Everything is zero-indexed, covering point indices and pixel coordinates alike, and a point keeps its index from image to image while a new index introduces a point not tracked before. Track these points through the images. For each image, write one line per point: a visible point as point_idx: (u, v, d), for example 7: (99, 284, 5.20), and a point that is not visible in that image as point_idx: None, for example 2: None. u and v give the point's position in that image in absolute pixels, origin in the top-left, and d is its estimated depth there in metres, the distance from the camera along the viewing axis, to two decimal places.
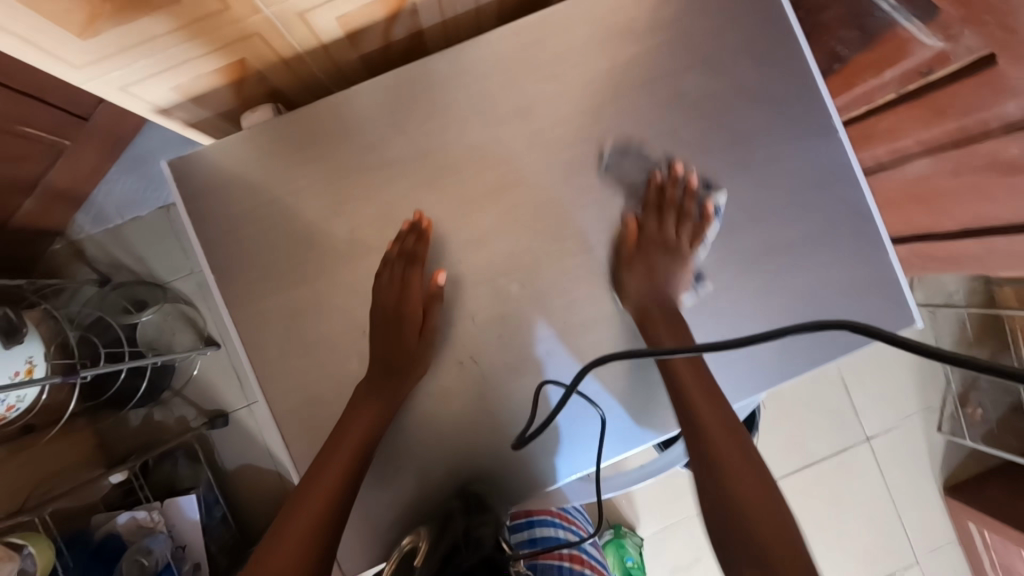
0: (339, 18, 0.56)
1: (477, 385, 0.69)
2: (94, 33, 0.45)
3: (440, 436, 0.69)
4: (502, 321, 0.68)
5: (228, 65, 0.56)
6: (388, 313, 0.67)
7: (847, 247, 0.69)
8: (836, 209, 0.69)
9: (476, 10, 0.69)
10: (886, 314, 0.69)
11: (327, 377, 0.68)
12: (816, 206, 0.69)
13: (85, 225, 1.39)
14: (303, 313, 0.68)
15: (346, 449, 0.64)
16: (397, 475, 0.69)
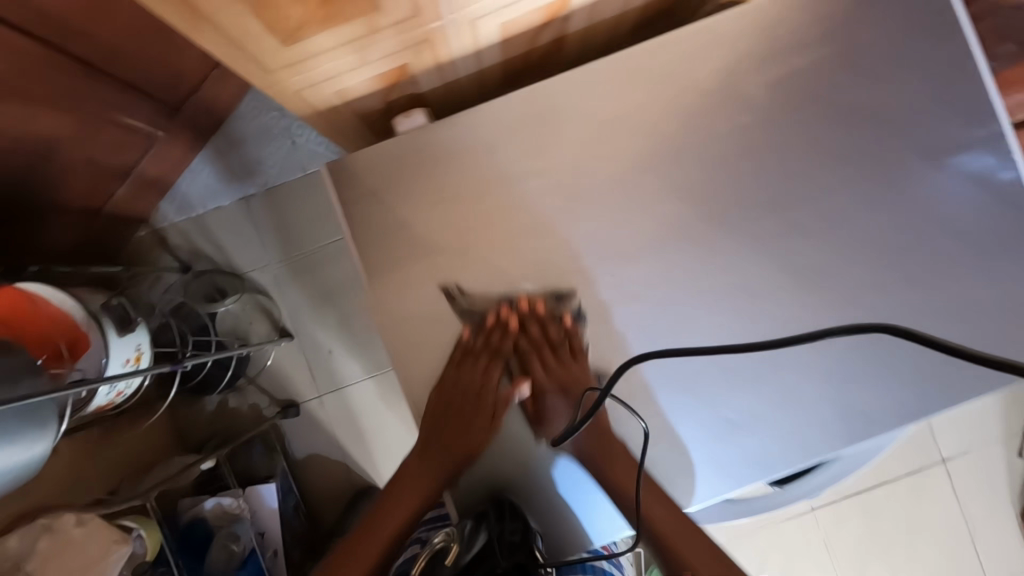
0: (503, 24, 0.56)
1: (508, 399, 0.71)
2: (296, 40, 0.45)
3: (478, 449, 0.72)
4: (632, 336, 0.69)
5: (392, 70, 0.56)
6: (466, 409, 0.69)
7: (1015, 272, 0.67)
8: (1004, 231, 0.67)
9: (617, 18, 0.67)
10: None
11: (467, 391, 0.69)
12: (984, 227, 0.68)
13: (169, 214, 1.43)
14: (431, 316, 0.69)
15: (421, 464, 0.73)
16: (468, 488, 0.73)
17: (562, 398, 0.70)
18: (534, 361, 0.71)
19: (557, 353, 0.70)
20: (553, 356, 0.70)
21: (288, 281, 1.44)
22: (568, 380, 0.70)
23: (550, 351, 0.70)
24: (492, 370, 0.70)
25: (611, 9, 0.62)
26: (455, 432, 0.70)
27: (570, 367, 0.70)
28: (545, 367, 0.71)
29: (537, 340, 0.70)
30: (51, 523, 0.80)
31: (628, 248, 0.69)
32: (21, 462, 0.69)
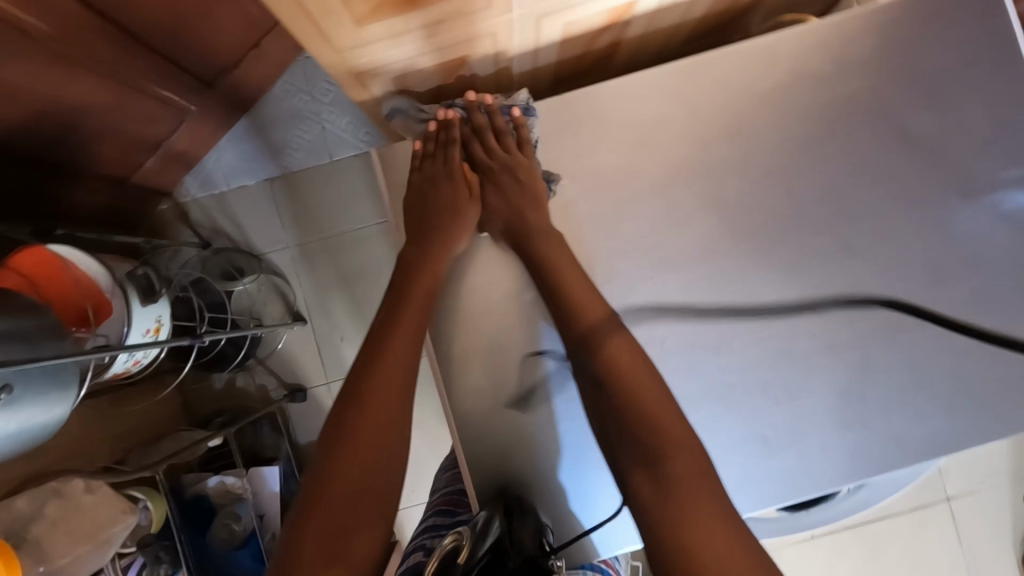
0: (566, 24, 0.56)
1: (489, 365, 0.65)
2: (368, 22, 0.45)
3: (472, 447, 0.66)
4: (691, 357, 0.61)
5: (451, 60, 0.56)
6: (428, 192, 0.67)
7: None
8: None
9: (674, 27, 0.67)
10: None
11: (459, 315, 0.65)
12: None
13: (193, 188, 1.43)
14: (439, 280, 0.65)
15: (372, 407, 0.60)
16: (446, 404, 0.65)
17: (512, 179, 0.67)
18: (474, 147, 0.69)
19: (499, 140, 0.68)
20: (498, 146, 0.68)
21: (305, 265, 1.44)
22: (520, 167, 0.66)
23: (493, 136, 0.68)
24: (448, 161, 0.68)
25: (670, 17, 0.62)
26: (414, 213, 0.67)
27: (520, 157, 0.66)
28: (489, 154, 0.68)
29: (481, 132, 0.68)
30: (59, 487, 0.79)
31: (686, 258, 0.61)
32: (40, 421, 0.68)
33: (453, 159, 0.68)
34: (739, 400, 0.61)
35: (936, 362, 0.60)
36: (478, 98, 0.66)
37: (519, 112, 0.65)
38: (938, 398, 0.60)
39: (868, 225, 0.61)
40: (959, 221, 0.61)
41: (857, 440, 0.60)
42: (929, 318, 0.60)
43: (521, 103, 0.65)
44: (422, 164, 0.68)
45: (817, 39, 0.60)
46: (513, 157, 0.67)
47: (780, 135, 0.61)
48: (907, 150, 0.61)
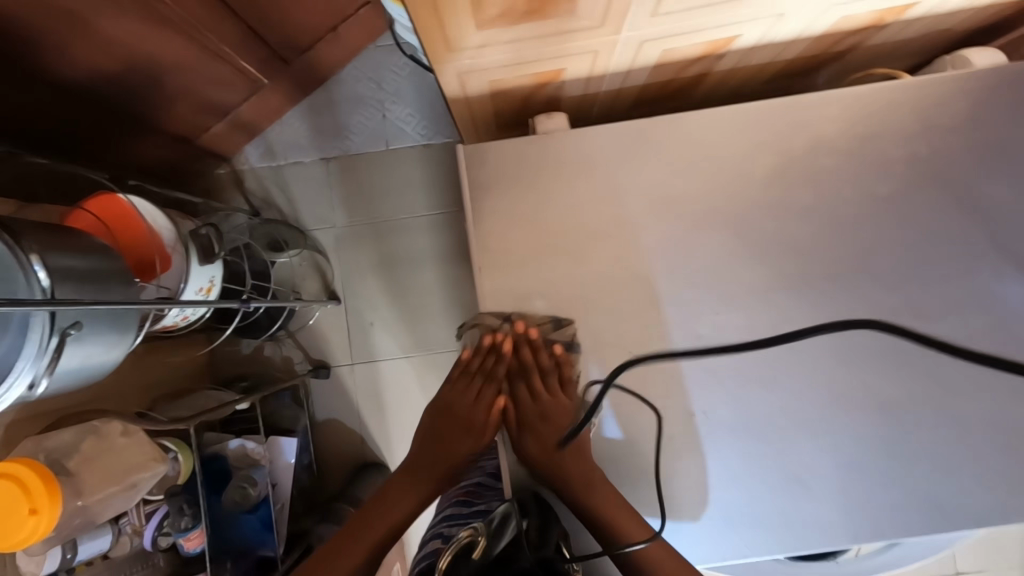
0: (665, 51, 0.57)
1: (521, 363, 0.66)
2: (487, 27, 0.47)
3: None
4: (737, 391, 0.61)
5: (548, 71, 0.58)
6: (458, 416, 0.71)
7: None
8: None
9: (762, 67, 0.68)
10: None
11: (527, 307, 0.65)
12: None
13: (251, 157, 1.47)
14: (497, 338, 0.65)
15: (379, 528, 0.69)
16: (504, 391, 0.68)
17: (547, 428, 0.65)
18: (521, 387, 0.68)
19: (546, 383, 0.66)
20: (543, 388, 0.66)
21: (348, 244, 1.47)
22: (558, 417, 0.65)
23: (545, 380, 0.66)
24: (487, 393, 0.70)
25: (763, 56, 0.63)
26: (445, 453, 0.72)
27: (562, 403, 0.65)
28: (534, 397, 0.67)
29: (530, 364, 0.66)
30: (98, 427, 0.82)
31: (746, 293, 0.62)
32: (97, 361, 0.71)
33: (492, 391, 0.70)
34: (784, 440, 0.61)
35: (987, 431, 0.60)
36: (523, 331, 0.63)
37: (561, 346, 0.63)
38: (984, 465, 0.60)
39: (938, 286, 0.60)
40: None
41: (897, 496, 0.60)
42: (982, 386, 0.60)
43: (566, 340, 0.63)
44: (467, 383, 0.71)
45: (907, 96, 0.61)
46: (557, 406, 0.65)
47: (861, 184, 0.61)
48: (986, 217, 0.61)
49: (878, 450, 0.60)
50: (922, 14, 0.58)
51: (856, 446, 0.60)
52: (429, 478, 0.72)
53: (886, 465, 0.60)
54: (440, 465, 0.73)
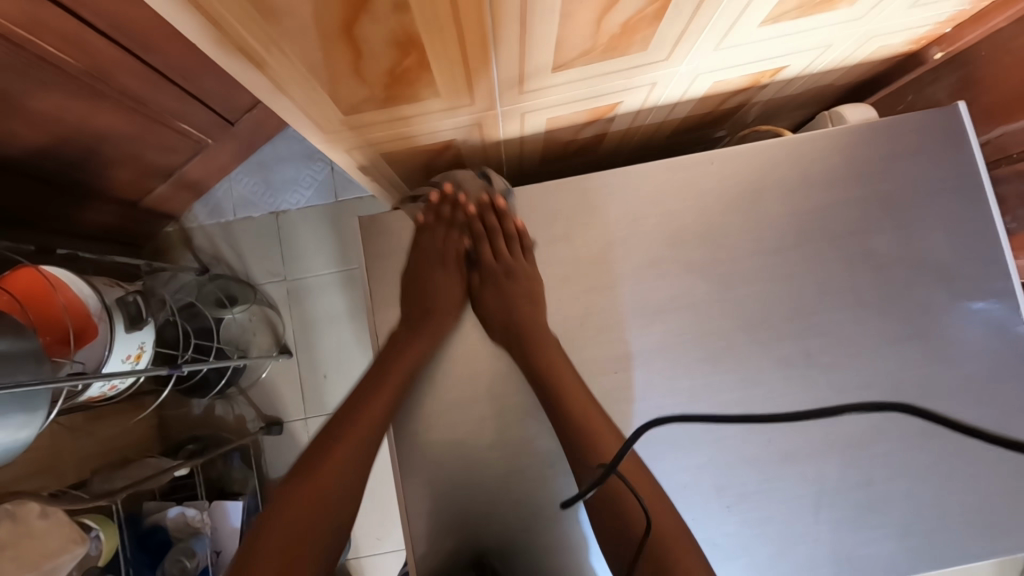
0: (549, 119, 0.59)
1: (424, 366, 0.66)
2: (356, 113, 0.49)
3: (432, 528, 0.64)
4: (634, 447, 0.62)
5: (438, 141, 0.60)
6: (427, 275, 0.70)
7: None
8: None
9: (658, 126, 0.70)
10: None
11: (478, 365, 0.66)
12: (1011, 401, 0.61)
13: (199, 215, 1.47)
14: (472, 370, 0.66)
15: (346, 442, 0.64)
16: (468, 399, 0.64)
17: (511, 283, 0.70)
18: (486, 248, 0.72)
19: (508, 244, 0.70)
20: (506, 248, 0.70)
21: (298, 298, 1.46)
22: (516, 269, 0.69)
23: (500, 241, 0.71)
24: (450, 237, 0.73)
25: (652, 117, 0.66)
26: (421, 284, 0.70)
27: (520, 257, 0.69)
28: (496, 256, 0.71)
29: (493, 230, 0.71)
30: (14, 511, 0.78)
31: (643, 352, 0.63)
32: (3, 447, 0.69)
33: (454, 240, 0.73)
34: (692, 498, 0.61)
35: (892, 479, 0.60)
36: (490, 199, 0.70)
37: (501, 199, 0.68)
38: (892, 510, 0.60)
39: (832, 334, 0.62)
40: (926, 347, 0.61)
41: (808, 553, 0.60)
42: (876, 435, 0.61)
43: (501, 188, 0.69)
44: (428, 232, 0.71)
45: (784, 154, 0.63)
46: (512, 261, 0.70)
47: (749, 240, 0.63)
48: (878, 266, 0.62)
49: (780, 501, 0.61)
50: (795, 74, 0.62)
51: (761, 503, 0.61)
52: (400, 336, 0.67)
53: (790, 516, 0.61)
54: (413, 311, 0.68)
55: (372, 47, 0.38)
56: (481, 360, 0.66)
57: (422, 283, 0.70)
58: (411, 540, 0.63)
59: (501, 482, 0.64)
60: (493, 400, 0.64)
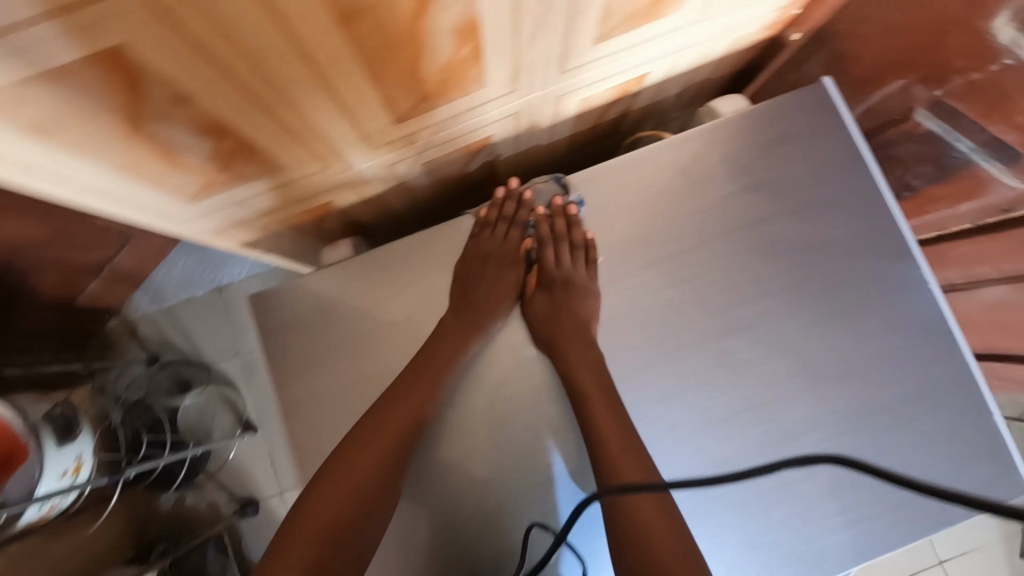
0: (423, 163, 0.58)
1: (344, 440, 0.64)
2: (204, 198, 0.47)
3: (417, 543, 0.62)
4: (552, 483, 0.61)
5: (314, 206, 0.59)
6: (487, 271, 0.70)
7: (960, 411, 0.59)
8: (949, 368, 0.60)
9: (548, 145, 0.70)
10: None
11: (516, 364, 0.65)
12: (931, 365, 0.60)
13: (141, 304, 1.42)
14: (519, 377, 0.64)
15: (383, 444, 0.59)
16: (476, 433, 0.63)
17: (569, 294, 0.67)
18: (549, 252, 0.70)
19: (571, 252, 0.67)
20: (568, 256, 0.68)
21: (254, 374, 1.41)
22: (575, 280, 0.66)
23: (559, 247, 0.68)
24: (514, 236, 0.71)
25: (536, 138, 0.65)
26: (476, 280, 0.68)
27: (583, 271, 0.66)
28: (557, 262, 0.69)
29: (558, 234, 0.69)
30: None
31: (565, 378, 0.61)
32: None
33: (517, 236, 0.72)
34: None
35: (837, 469, 0.59)
36: (561, 202, 0.68)
37: (572, 208, 0.66)
38: (843, 501, 0.59)
39: (742, 331, 0.61)
40: (838, 330, 0.61)
41: (765, 555, 0.59)
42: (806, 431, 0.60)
43: (576, 196, 0.66)
44: (488, 230, 0.70)
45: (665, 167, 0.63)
46: (575, 271, 0.66)
47: (644, 252, 0.63)
48: (775, 254, 0.62)
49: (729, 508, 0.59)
50: (663, 76, 0.62)
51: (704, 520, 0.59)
52: (458, 343, 0.65)
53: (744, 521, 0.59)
54: (465, 305, 0.67)
55: (178, 141, 0.37)
56: (519, 372, 0.64)
57: (480, 280, 0.68)
58: (393, 559, 0.62)
59: (481, 496, 0.62)
60: (521, 424, 0.63)
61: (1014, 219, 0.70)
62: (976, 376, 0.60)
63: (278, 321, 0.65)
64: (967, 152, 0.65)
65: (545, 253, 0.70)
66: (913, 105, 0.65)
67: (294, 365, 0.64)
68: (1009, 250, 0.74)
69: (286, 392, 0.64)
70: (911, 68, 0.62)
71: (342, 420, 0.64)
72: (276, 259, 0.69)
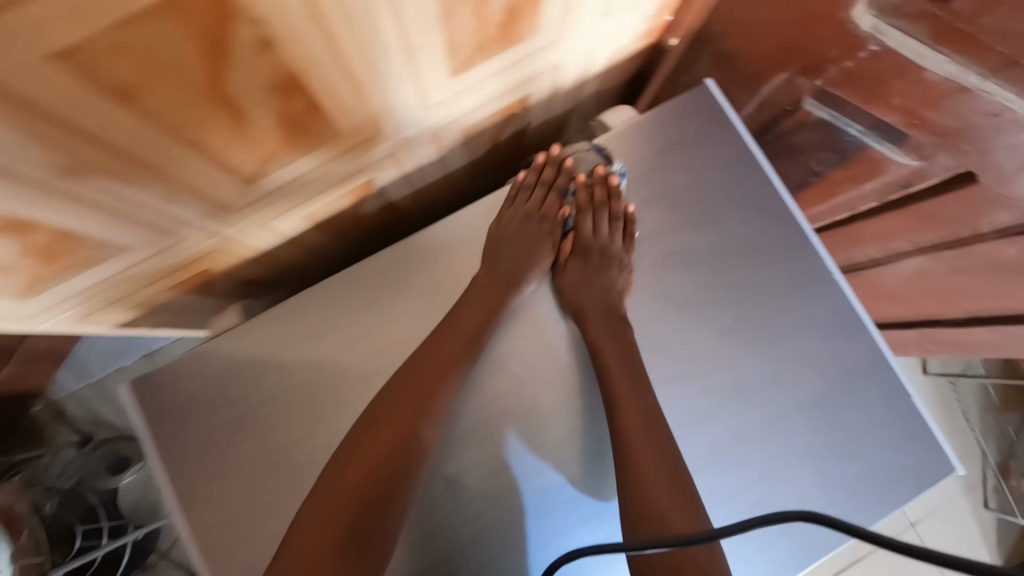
0: (306, 216, 0.55)
1: (266, 517, 0.56)
2: (41, 292, 0.42)
3: (421, 543, 0.56)
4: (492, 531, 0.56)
5: (191, 275, 0.54)
6: (520, 237, 0.68)
7: (870, 397, 0.62)
8: (854, 358, 0.63)
9: (446, 178, 0.67)
10: (926, 465, 0.61)
11: (533, 347, 0.63)
12: (825, 357, 0.63)
13: (66, 383, 1.31)
14: (541, 348, 0.63)
15: (400, 427, 0.55)
16: (496, 425, 0.59)
17: (602, 260, 0.67)
18: (587, 219, 0.70)
19: (609, 220, 0.68)
20: (604, 224, 0.68)
21: None
22: (610, 248, 0.67)
23: (593, 215, 0.69)
24: (550, 200, 0.70)
25: (428, 173, 0.63)
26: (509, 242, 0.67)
27: (622, 243, 0.67)
28: (594, 230, 0.69)
29: (597, 202, 0.69)
30: None
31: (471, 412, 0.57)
32: None
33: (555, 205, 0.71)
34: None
35: (777, 469, 0.60)
36: (602, 174, 0.69)
37: (615, 178, 0.67)
38: (789, 499, 0.59)
39: (666, 347, 0.63)
40: (745, 333, 0.63)
41: None
42: (730, 445, 0.60)
43: (618, 167, 0.68)
44: (526, 196, 0.70)
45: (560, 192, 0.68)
46: (613, 240, 0.67)
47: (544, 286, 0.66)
48: (683, 263, 0.65)
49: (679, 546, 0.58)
50: (547, 95, 0.60)
51: None
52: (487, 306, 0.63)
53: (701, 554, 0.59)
54: (500, 271, 0.65)
55: None
56: (546, 334, 0.64)
57: (513, 246, 0.67)
58: None
59: (486, 485, 0.58)
60: (547, 410, 0.60)
61: (916, 193, 0.71)
62: (885, 356, 0.63)
63: (167, 402, 0.59)
64: (858, 135, 0.66)
65: (581, 221, 0.70)
66: (800, 95, 0.66)
67: (192, 445, 0.58)
68: (917, 224, 0.76)
69: (188, 475, 0.57)
70: (787, 61, 0.63)
71: (258, 494, 0.57)
72: (169, 334, 0.63)
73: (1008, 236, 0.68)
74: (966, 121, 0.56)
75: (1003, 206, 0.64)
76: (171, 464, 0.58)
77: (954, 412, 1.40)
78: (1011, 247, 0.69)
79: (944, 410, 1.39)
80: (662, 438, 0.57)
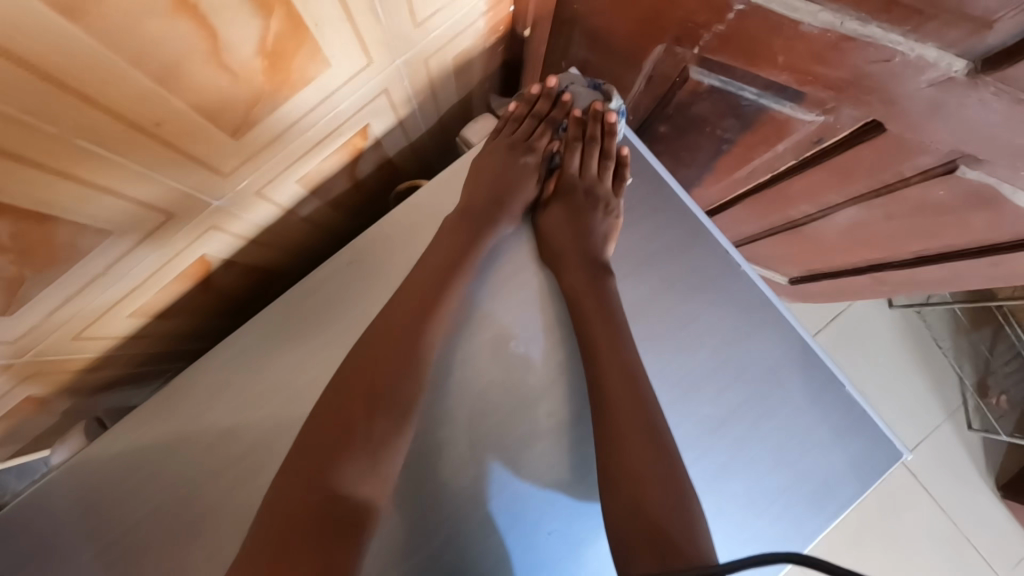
0: (136, 311, 0.48)
1: (210, 560, 0.50)
2: None
3: (402, 525, 0.50)
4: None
5: (13, 407, 0.47)
6: (505, 175, 0.67)
7: (805, 388, 0.63)
8: (786, 347, 0.64)
9: (311, 224, 0.61)
10: (870, 453, 0.63)
11: (523, 306, 0.59)
12: (764, 352, 0.63)
13: None
14: (531, 292, 0.60)
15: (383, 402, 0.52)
16: (498, 388, 0.55)
17: (588, 199, 0.68)
18: (573, 157, 0.70)
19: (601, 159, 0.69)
20: (594, 162, 0.69)
21: None
22: (596, 187, 0.68)
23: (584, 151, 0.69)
24: (540, 133, 0.70)
25: (281, 229, 0.56)
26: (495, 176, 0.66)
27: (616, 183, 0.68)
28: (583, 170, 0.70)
29: (588, 140, 0.69)
30: None
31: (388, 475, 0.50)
32: None
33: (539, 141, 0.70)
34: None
35: (733, 452, 0.59)
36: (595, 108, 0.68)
37: (613, 116, 0.67)
38: (746, 482, 0.59)
39: None
40: (682, 335, 0.62)
41: None
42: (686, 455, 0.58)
43: (615, 104, 0.67)
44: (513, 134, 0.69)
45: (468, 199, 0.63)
46: (601, 181, 0.69)
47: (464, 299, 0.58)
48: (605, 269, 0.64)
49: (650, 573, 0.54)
50: (390, 115, 0.53)
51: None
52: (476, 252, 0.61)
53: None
54: (489, 211, 0.64)
55: None
56: (526, 278, 0.61)
57: (504, 186, 0.66)
58: None
59: (467, 482, 0.52)
60: (549, 374, 0.57)
61: (829, 149, 0.65)
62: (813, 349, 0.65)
63: (31, 539, 0.52)
64: (755, 98, 0.60)
65: (568, 159, 0.70)
66: (684, 65, 0.59)
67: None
68: (839, 177, 0.70)
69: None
70: (660, 31, 0.56)
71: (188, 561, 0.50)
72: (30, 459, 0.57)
73: (932, 179, 0.62)
74: (860, 71, 0.49)
75: (921, 151, 0.58)
76: (92, 540, 0.52)
77: (924, 342, 1.37)
78: (938, 189, 0.63)
79: (913, 342, 1.37)
80: (643, 403, 0.55)
